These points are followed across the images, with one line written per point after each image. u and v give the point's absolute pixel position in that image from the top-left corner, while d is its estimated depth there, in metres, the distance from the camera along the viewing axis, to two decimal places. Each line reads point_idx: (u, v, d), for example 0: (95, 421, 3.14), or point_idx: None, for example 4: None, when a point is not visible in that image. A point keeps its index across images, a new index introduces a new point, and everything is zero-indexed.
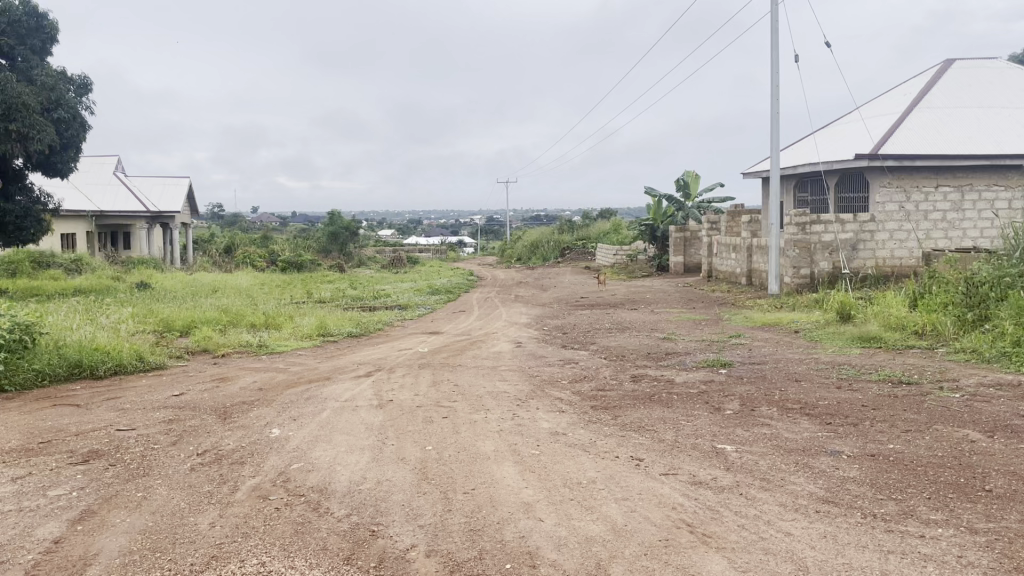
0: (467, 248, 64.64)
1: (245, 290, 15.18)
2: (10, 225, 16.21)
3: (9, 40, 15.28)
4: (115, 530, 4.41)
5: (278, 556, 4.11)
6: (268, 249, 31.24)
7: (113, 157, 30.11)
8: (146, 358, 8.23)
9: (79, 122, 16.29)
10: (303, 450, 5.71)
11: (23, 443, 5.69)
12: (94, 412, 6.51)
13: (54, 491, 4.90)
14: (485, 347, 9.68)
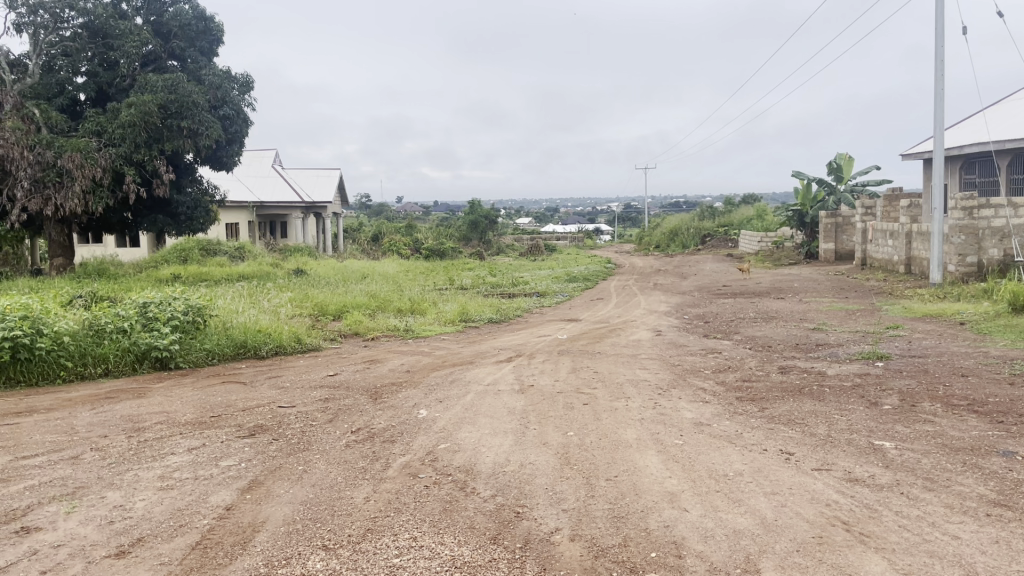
0: (605, 236, 64.31)
1: (391, 277, 15.70)
2: (182, 216, 17.52)
3: (180, 43, 16.48)
4: (280, 500, 4.71)
5: (428, 532, 4.26)
6: (412, 237, 32.23)
7: (271, 151, 32.01)
8: (304, 340, 8.73)
9: (242, 118, 17.37)
10: (449, 430, 5.88)
11: (198, 417, 6.17)
12: (258, 389, 6.97)
13: (225, 461, 5.29)
14: (625, 335, 9.64)
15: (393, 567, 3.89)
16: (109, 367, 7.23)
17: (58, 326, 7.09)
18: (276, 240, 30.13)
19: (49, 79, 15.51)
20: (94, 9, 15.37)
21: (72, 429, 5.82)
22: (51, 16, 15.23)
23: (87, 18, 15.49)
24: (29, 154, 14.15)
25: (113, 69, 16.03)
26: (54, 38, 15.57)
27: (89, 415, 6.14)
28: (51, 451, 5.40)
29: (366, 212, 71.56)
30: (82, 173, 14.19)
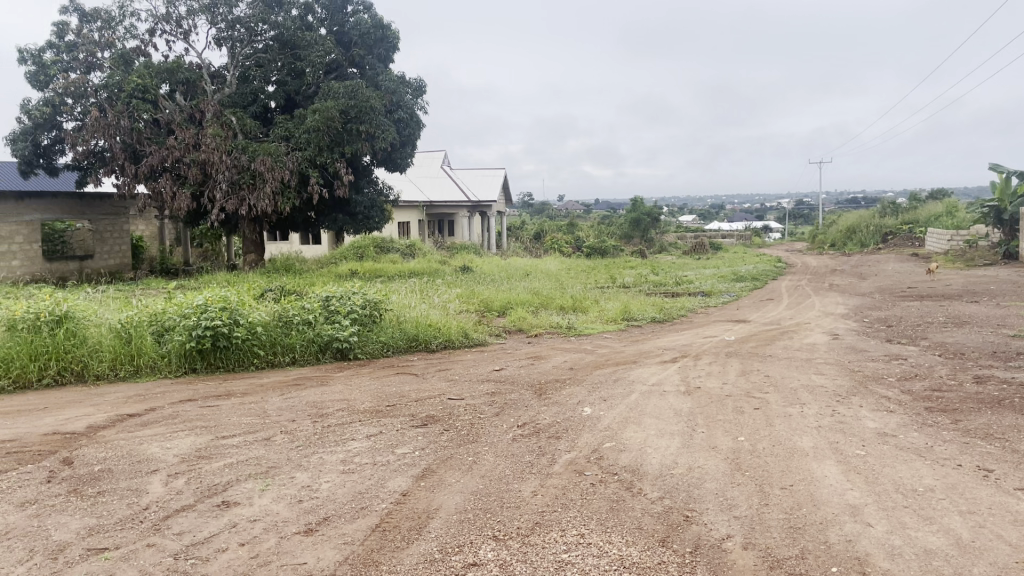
0: (773, 234, 61.79)
1: (554, 275, 15.80)
2: (360, 215, 18.45)
3: (359, 51, 17.34)
4: (452, 489, 4.88)
5: (596, 530, 4.27)
6: (574, 236, 32.37)
7: (440, 152, 33.20)
8: (470, 335, 8.98)
9: (415, 122, 18.07)
10: (614, 429, 5.86)
11: (374, 405, 6.50)
12: (428, 381, 7.25)
13: (401, 449, 5.54)
14: (797, 337, 9.23)
15: (562, 561, 3.93)
16: (296, 356, 7.77)
17: (253, 317, 7.71)
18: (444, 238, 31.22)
19: (244, 89, 16.96)
20: (284, 22, 16.52)
21: (264, 412, 6.30)
22: (247, 30, 16.67)
23: (278, 31, 16.71)
24: (227, 158, 15.50)
25: (299, 77, 17.23)
26: (249, 51, 17.01)
27: (279, 399, 6.62)
28: (247, 432, 5.87)
29: (530, 210, 72.77)
30: (272, 175, 15.36)
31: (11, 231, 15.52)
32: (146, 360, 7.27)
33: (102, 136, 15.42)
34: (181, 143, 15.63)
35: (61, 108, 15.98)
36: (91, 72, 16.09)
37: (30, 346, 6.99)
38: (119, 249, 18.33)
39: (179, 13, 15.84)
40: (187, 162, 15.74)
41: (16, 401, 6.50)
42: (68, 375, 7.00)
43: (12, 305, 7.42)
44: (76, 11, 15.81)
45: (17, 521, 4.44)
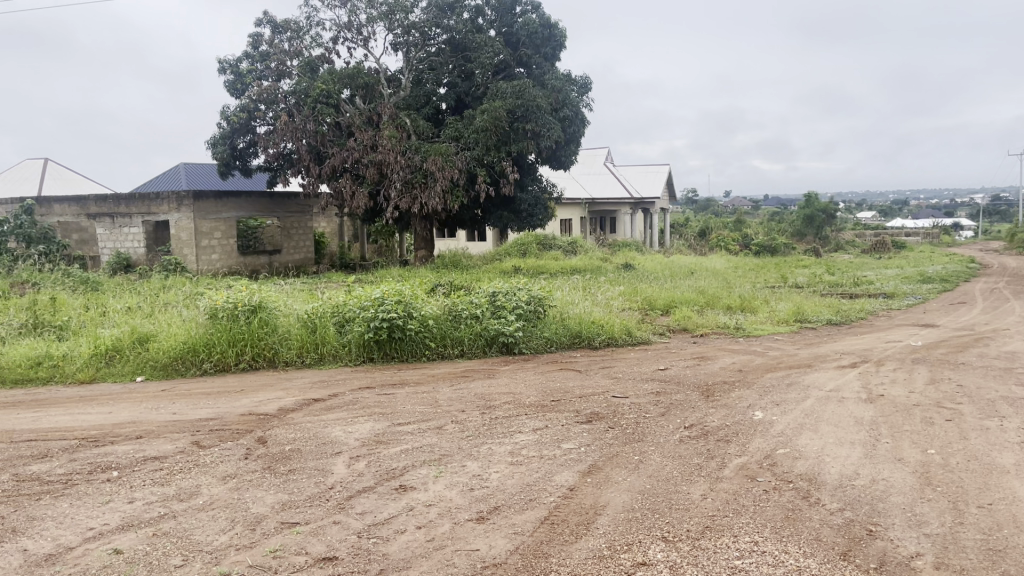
0: (963, 231, 57.05)
1: (721, 273, 15.38)
2: (524, 213, 18.68)
3: (527, 52, 17.57)
4: (619, 487, 4.87)
5: (771, 538, 4.12)
6: (741, 233, 31.35)
7: (604, 149, 33.17)
8: (634, 333, 8.91)
9: (580, 119, 18.13)
10: (788, 436, 5.63)
11: (540, 400, 6.60)
12: (593, 378, 7.27)
13: (567, 444, 5.59)
14: (995, 345, 8.48)
15: (735, 568, 3.83)
16: (464, 348, 8.04)
17: (425, 310, 8.04)
18: (606, 235, 31.21)
19: (418, 91, 17.69)
20: (456, 25, 17.06)
21: (436, 402, 6.56)
22: (421, 35, 17.35)
23: (450, 34, 17.30)
24: (401, 158, 16.27)
25: (469, 78, 17.77)
26: (423, 54, 17.72)
27: (449, 390, 6.87)
28: (420, 420, 6.14)
29: (694, 207, 71.24)
30: (442, 174, 15.93)
31: (212, 228, 16.90)
32: (329, 348, 7.77)
33: (290, 139, 16.62)
34: (360, 145, 16.55)
35: (256, 114, 17.37)
36: (281, 80, 17.35)
37: (229, 332, 7.65)
38: (303, 244, 19.68)
39: (360, 21, 16.73)
40: (365, 163, 16.64)
41: (217, 382, 7.13)
42: (261, 361, 7.59)
43: (215, 295, 8.15)
44: (270, 23, 17.08)
45: (221, 492, 4.87)
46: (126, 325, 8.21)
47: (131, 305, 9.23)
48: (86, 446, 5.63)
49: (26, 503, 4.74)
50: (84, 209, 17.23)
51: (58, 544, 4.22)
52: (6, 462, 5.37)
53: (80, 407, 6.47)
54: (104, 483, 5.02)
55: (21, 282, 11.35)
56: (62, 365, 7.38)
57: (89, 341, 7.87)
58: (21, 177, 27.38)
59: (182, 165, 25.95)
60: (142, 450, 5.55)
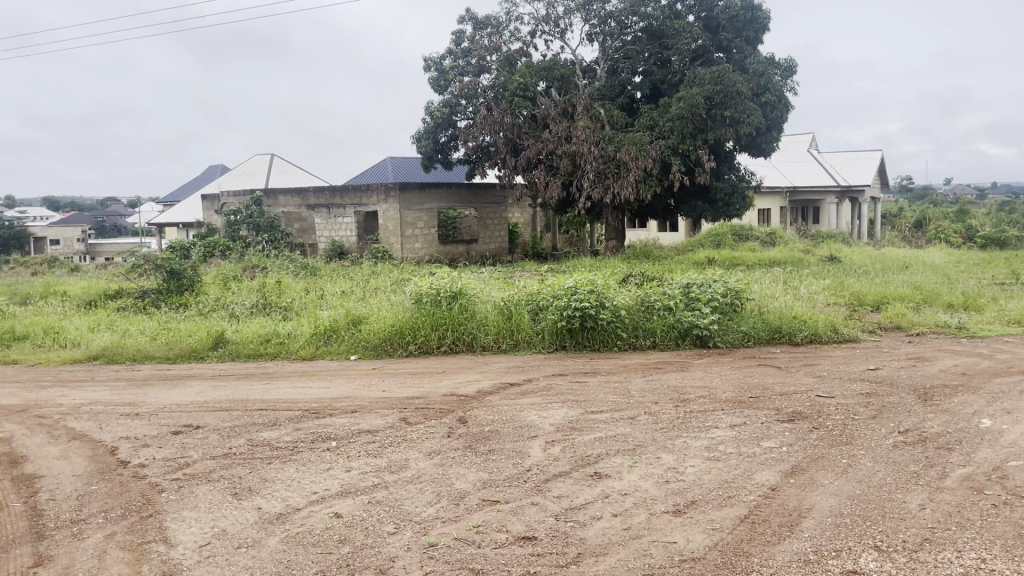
0: None
1: (939, 268, 14.13)
2: (720, 201, 17.98)
3: (728, 36, 16.97)
4: (825, 490, 4.63)
5: (1001, 557, 3.77)
6: (965, 225, 28.63)
7: (808, 135, 31.47)
8: (840, 330, 8.40)
9: (783, 105, 17.30)
10: (1022, 447, 5.10)
11: (737, 395, 6.41)
12: (795, 375, 6.96)
13: (767, 442, 5.39)
14: None
15: None
16: (657, 340, 7.94)
17: (618, 301, 8.05)
18: (808, 226, 29.65)
19: (613, 81, 17.69)
20: (654, 13, 16.84)
21: (629, 392, 6.56)
22: (618, 24, 17.29)
23: (648, 22, 17.14)
24: (595, 149, 16.36)
25: (666, 66, 17.50)
26: (618, 44, 17.64)
27: (643, 381, 6.84)
28: (614, 409, 6.16)
29: (907, 196, 65.90)
30: (636, 164, 15.80)
31: (415, 217, 17.86)
32: (523, 335, 7.97)
33: (488, 132, 17.23)
34: (554, 136, 16.82)
35: (457, 109, 18.18)
36: (481, 75, 17.98)
37: (432, 316, 8.09)
38: (498, 234, 20.30)
39: (558, 13, 16.93)
40: (559, 154, 16.90)
41: (421, 363, 7.56)
42: (460, 345, 7.94)
43: (420, 281, 8.62)
44: (472, 20, 17.73)
45: (427, 467, 5.15)
46: (342, 307, 8.89)
47: (346, 289, 9.98)
48: (309, 417, 6.16)
49: (260, 465, 5.27)
50: (304, 200, 18.78)
51: (287, 505, 4.65)
52: (243, 427, 5.99)
53: (303, 381, 7.10)
54: (324, 452, 5.46)
55: (252, 267, 12.61)
56: (287, 342, 8.13)
57: (310, 321, 8.62)
58: (251, 171, 30.36)
59: (388, 159, 27.61)
60: (356, 424, 5.98)
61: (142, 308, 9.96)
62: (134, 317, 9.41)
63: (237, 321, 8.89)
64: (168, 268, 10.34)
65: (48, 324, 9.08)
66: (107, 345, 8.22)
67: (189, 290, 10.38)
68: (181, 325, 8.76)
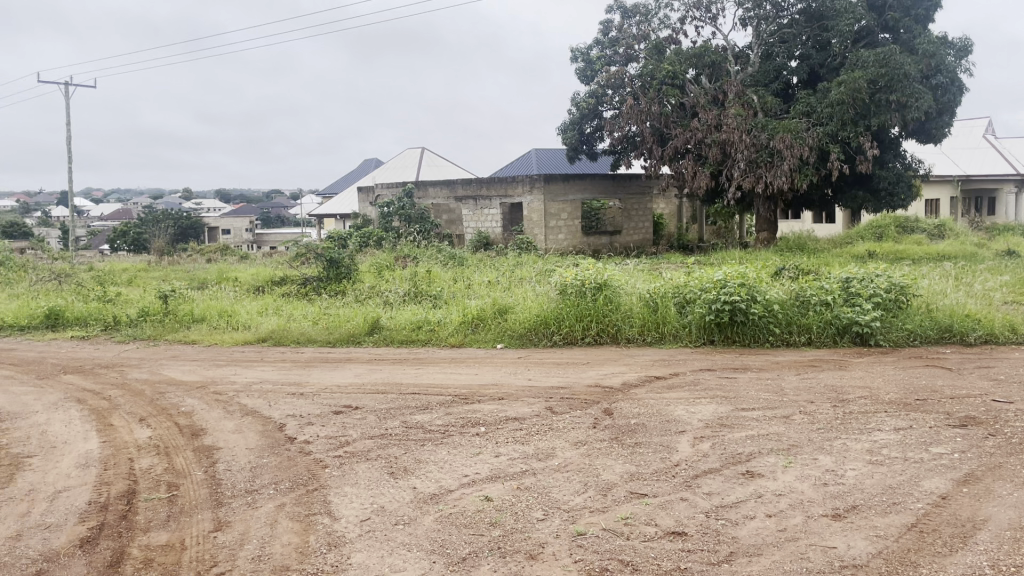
0: None
1: None
2: (883, 191, 17.00)
3: (895, 15, 15.95)
4: (1003, 502, 4.29)
5: None
6: None
7: (984, 120, 29.10)
8: (1020, 330, 7.73)
9: (957, 86, 16.07)
10: None
11: (902, 397, 6.04)
12: (967, 378, 6.47)
13: (936, 448, 5.05)
14: None
15: None
16: (813, 336, 7.61)
17: (771, 295, 7.78)
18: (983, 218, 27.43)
19: (767, 66, 17.06)
20: None
21: (782, 390, 6.32)
22: (773, 7, 16.66)
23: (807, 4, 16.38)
24: (746, 137, 15.84)
25: (825, 49, 16.68)
26: (774, 27, 17.00)
27: (797, 379, 6.58)
28: (766, 407, 5.95)
29: None
30: (791, 153, 15.24)
31: (560, 209, 17.97)
32: (670, 328, 7.85)
33: (634, 122, 17.13)
34: (704, 125, 16.45)
35: (603, 99, 18.13)
36: (629, 64, 17.83)
37: (577, 307, 8.12)
38: (643, 225, 20.07)
39: None
40: (709, 142, 16.53)
41: (566, 354, 7.60)
42: (605, 337, 7.91)
43: (565, 272, 8.65)
44: (620, 9, 17.61)
45: (573, 457, 5.17)
46: (490, 297, 9.08)
47: (493, 279, 10.18)
48: (458, 402, 6.34)
49: (413, 447, 5.47)
50: (452, 192, 19.30)
51: (440, 486, 4.81)
52: (397, 410, 6.24)
53: (453, 367, 7.32)
54: (474, 437, 5.61)
55: (404, 257, 13.10)
56: (437, 329, 8.40)
57: (459, 310, 8.86)
58: (403, 164, 31.54)
59: (533, 151, 27.88)
60: (504, 411, 6.10)
61: (305, 294, 10.58)
62: (296, 302, 10.02)
63: (391, 308, 9.27)
64: (328, 257, 10.93)
65: (222, 307, 9.81)
66: (274, 328, 8.80)
67: (346, 278, 10.93)
68: (339, 311, 9.24)
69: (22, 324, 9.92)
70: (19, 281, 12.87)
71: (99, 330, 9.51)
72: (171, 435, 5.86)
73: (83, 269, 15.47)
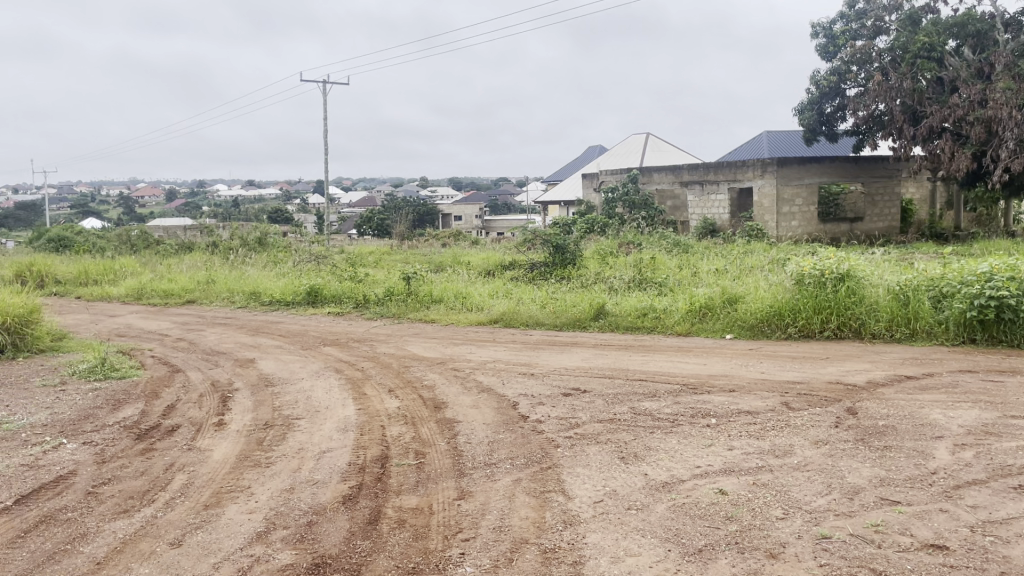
0: None
1: None
2: None
3: None
4: None
5: None
6: None
7: None
8: None
9: None
10: None
11: None
12: None
13: None
14: None
15: None
16: None
17: None
18: None
19: None
20: None
21: None
22: None
23: None
24: (1018, 113, 14.14)
25: None
26: None
27: None
28: None
29: None
30: None
31: (793, 194, 17.05)
32: (922, 324, 7.22)
33: (882, 100, 16.00)
34: (965, 101, 14.99)
35: (846, 76, 16.99)
36: (877, 37, 16.54)
37: (815, 299, 7.69)
38: (889, 212, 18.54)
39: None
40: (970, 121, 14.95)
41: (801, 347, 7.23)
42: (846, 331, 7.44)
43: (802, 261, 8.23)
44: None
45: (814, 456, 4.92)
46: (718, 285, 8.83)
47: (721, 267, 9.90)
48: (688, 392, 6.24)
49: (644, 433, 5.47)
50: (678, 177, 19.00)
51: (672, 475, 4.77)
52: (626, 396, 6.26)
53: (681, 356, 7.21)
54: (705, 428, 5.50)
55: (629, 243, 13.11)
56: (664, 317, 8.32)
57: (686, 298, 8.70)
58: (626, 151, 31.53)
59: (764, 134, 26.69)
60: (736, 403, 5.92)
61: (533, 278, 10.89)
62: (525, 286, 10.34)
63: (616, 295, 9.30)
64: (554, 243, 11.17)
65: (457, 289, 10.36)
66: (505, 311, 9.13)
67: (571, 264, 11.12)
68: (566, 296, 9.42)
69: (288, 300, 11.11)
70: (285, 261, 14.41)
71: (350, 308, 10.42)
72: (416, 407, 6.29)
73: (336, 251, 16.99)
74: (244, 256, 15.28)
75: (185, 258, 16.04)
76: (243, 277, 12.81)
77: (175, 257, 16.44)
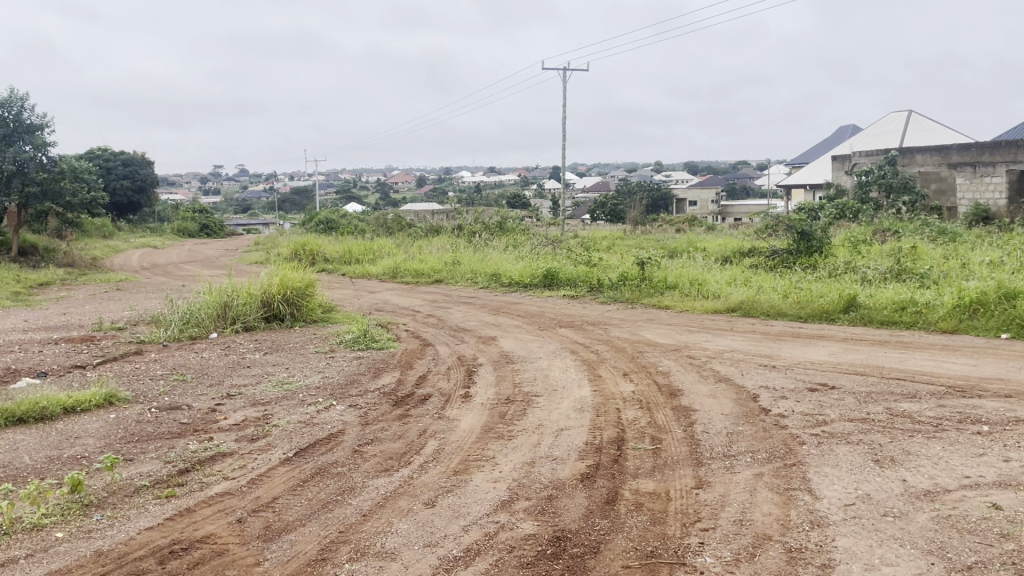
0: None
1: None
2: None
3: None
4: None
5: None
6: None
7: None
8: None
9: None
10: None
11: None
12: None
13: None
14: None
15: None
16: None
17: None
18: None
19: None
20: None
21: None
22: None
23: None
24: None
25: None
26: None
27: None
28: None
29: None
30: None
31: None
32: None
33: None
34: None
35: None
36: None
37: None
38: None
39: None
40: None
41: None
42: None
43: None
44: None
45: None
46: (993, 279, 7.93)
47: (996, 258, 8.88)
48: (953, 395, 5.68)
49: (902, 436, 5.06)
50: (945, 159, 17.63)
51: (936, 484, 4.37)
52: (880, 395, 5.83)
53: (945, 356, 6.57)
54: (975, 436, 4.97)
55: (884, 230, 12.15)
56: (925, 312, 7.63)
57: (953, 291, 7.89)
58: (883, 131, 29.10)
59: None
60: (1012, 411, 5.29)
61: (775, 266, 10.43)
62: (766, 275, 9.92)
63: (869, 286, 8.66)
64: (799, 229, 10.61)
65: (693, 275, 10.17)
66: (744, 299, 8.82)
67: (818, 252, 10.52)
68: (811, 286, 8.93)
69: (526, 283, 11.52)
70: (525, 244, 14.95)
71: (586, 291, 10.61)
72: (652, 392, 6.27)
73: (572, 236, 17.33)
74: (486, 239, 16.08)
75: (434, 240, 17.15)
76: (485, 259, 13.48)
77: (425, 239, 17.66)
